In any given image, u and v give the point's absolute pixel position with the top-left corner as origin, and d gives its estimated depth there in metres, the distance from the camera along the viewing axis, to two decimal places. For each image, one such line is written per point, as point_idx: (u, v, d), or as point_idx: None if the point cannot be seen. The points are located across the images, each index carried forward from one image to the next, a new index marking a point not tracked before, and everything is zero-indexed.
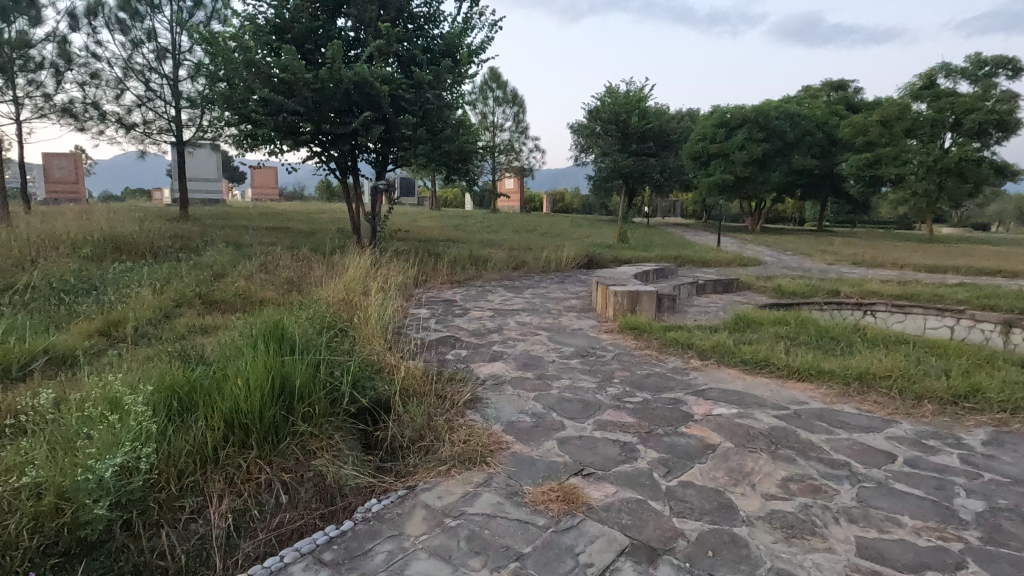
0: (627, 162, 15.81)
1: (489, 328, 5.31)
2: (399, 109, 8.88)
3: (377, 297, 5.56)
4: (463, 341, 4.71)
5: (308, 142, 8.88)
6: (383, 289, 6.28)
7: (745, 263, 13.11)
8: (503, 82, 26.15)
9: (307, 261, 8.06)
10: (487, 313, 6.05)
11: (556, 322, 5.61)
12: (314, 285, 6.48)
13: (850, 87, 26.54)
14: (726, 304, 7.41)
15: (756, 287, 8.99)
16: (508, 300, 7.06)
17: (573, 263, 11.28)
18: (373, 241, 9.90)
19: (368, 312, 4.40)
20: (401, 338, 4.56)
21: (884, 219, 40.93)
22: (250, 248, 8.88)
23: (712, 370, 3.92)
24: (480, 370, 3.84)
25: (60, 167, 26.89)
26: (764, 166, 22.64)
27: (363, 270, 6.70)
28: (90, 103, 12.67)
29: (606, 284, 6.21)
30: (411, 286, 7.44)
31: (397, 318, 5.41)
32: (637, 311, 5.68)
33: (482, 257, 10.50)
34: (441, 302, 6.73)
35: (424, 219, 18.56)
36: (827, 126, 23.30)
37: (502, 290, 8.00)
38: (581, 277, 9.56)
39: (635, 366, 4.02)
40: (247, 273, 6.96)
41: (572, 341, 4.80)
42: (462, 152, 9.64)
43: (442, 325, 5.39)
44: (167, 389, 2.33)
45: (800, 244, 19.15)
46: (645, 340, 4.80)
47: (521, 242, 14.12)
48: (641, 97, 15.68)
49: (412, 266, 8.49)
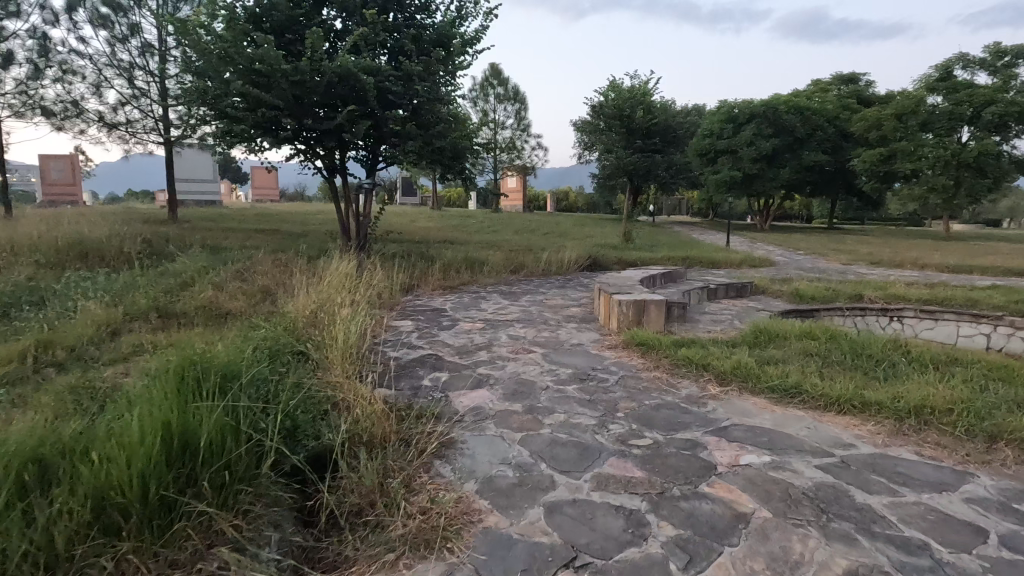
0: (631, 159, 15.23)
1: (477, 343, 4.74)
2: (387, 104, 8.30)
3: (354, 310, 4.99)
4: (445, 362, 4.13)
5: (291, 139, 8.27)
6: (365, 301, 5.70)
7: (757, 263, 12.49)
8: (505, 79, 25.56)
9: (288, 267, 7.49)
10: (478, 325, 5.47)
11: (554, 336, 5.03)
12: (289, 294, 5.90)
13: (861, 80, 25.78)
14: (741, 311, 6.80)
15: (771, 291, 8.36)
16: (503, 309, 6.48)
17: (576, 265, 10.68)
18: (363, 244, 9.32)
19: (334, 331, 3.84)
20: (374, 361, 3.99)
21: (893, 216, 40.15)
22: (229, 252, 8.32)
23: (734, 400, 3.33)
24: (459, 402, 3.25)
25: (56, 168, 26.53)
26: (773, 163, 21.99)
27: (344, 279, 6.13)
28: (70, 102, 12.14)
29: (610, 292, 5.62)
30: (398, 294, 6.87)
31: (375, 335, 4.83)
32: (644, 323, 5.09)
33: (479, 260, 9.92)
34: (429, 312, 6.15)
35: (422, 219, 18.03)
36: (838, 120, 22.60)
37: (497, 296, 7.42)
38: (583, 281, 8.97)
39: (642, 394, 3.42)
40: (219, 281, 6.42)
41: (571, 360, 4.21)
42: (456, 150, 9.05)
43: (425, 340, 4.82)
44: (20, 458, 1.75)
45: (811, 242, 18.49)
46: (654, 358, 4.22)
47: (521, 243, 13.55)
48: (646, 92, 15.07)
49: (401, 272, 7.91)
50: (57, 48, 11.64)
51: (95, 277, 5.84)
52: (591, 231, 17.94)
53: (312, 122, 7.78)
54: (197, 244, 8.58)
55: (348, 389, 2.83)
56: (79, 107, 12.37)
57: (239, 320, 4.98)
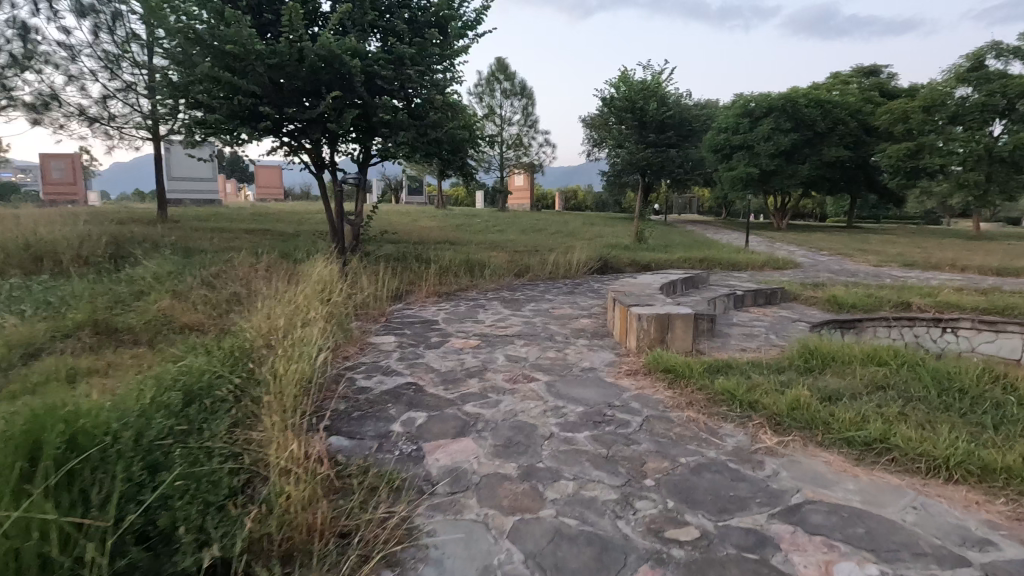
0: (644, 154, 14.37)
1: (468, 367, 3.92)
2: (377, 91, 7.55)
3: (323, 327, 4.25)
4: (426, 395, 3.33)
5: (273, 132, 7.54)
6: (343, 313, 4.95)
7: (780, 266, 11.62)
8: (511, 73, 24.71)
9: (266, 270, 6.76)
10: (472, 341, 4.67)
11: (560, 357, 4.22)
12: (257, 303, 5.14)
13: (883, 73, 24.69)
14: (775, 323, 5.95)
15: (804, 297, 7.49)
16: (503, 320, 5.66)
17: (586, 268, 9.86)
18: (355, 247, 8.62)
19: (287, 357, 3.10)
20: (337, 395, 3.22)
21: (911, 214, 39.01)
22: (205, 254, 7.61)
23: (801, 458, 2.50)
24: (434, 462, 2.44)
25: (56, 168, 26.06)
26: (791, 159, 21.04)
27: (320, 284, 5.39)
28: (50, 95, 11.42)
29: (626, 303, 4.79)
30: (385, 303, 6.09)
31: (347, 355, 4.07)
32: (667, 342, 4.28)
33: (480, 262, 9.14)
34: (417, 324, 5.35)
35: (425, 218, 17.27)
36: (861, 114, 21.54)
37: (498, 304, 6.63)
38: (593, 287, 8.17)
39: (678, 448, 2.60)
40: (183, 287, 5.70)
41: (582, 393, 3.39)
42: (455, 143, 8.29)
43: (406, 362, 4.03)
44: None
45: (833, 242, 17.59)
46: (684, 389, 3.41)
47: (527, 243, 12.75)
48: (660, 83, 14.17)
49: (392, 277, 7.16)
50: (35, 38, 10.94)
51: (36, 286, 5.14)
52: (602, 230, 17.12)
53: (294, 111, 7.05)
54: (173, 245, 7.90)
55: (277, 448, 2.09)
56: (60, 100, 11.66)
57: (189, 338, 4.24)
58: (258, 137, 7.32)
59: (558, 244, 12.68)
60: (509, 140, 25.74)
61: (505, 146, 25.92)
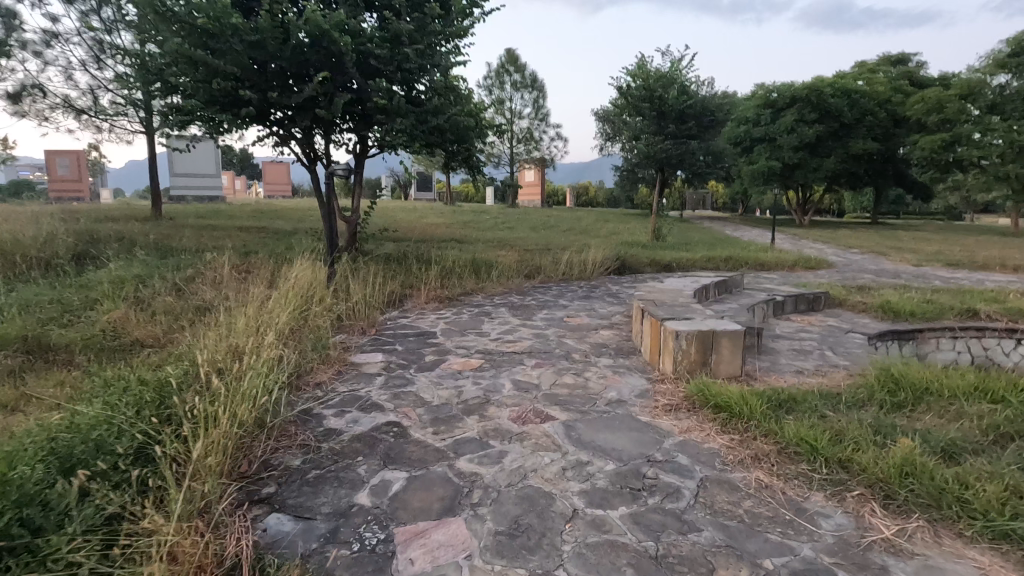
0: (663, 146, 13.49)
1: (466, 399, 3.17)
2: (372, 73, 6.83)
3: (291, 351, 3.56)
4: (408, 443, 2.56)
5: (257, 120, 6.83)
6: (321, 326, 4.25)
7: (812, 266, 10.74)
8: (522, 65, 23.86)
9: (248, 275, 6.10)
10: (473, 361, 3.91)
11: (579, 384, 3.44)
12: (227, 312, 4.43)
13: (911, 61, 23.50)
14: (826, 336, 5.14)
15: (851, 303, 6.65)
16: (511, 332, 4.89)
17: (602, 268, 9.10)
18: (351, 247, 8.02)
19: (223, 397, 2.40)
20: (290, 444, 2.51)
21: (935, 209, 37.74)
22: (186, 255, 6.97)
23: (942, 561, 1.73)
24: (407, 568, 1.68)
25: (62, 164, 25.60)
26: (816, 152, 20.02)
27: (298, 295, 4.69)
28: (33, 84, 10.78)
29: (657, 315, 4.02)
30: (377, 312, 5.36)
31: (317, 381, 3.35)
32: (711, 365, 3.51)
33: (486, 261, 8.42)
34: (411, 338, 4.59)
35: (433, 215, 16.56)
36: (890, 104, 20.42)
37: (506, 311, 5.88)
38: (612, 291, 7.39)
39: (759, 543, 1.82)
40: (147, 295, 5.03)
41: (611, 440, 2.61)
42: (459, 134, 7.55)
43: (391, 392, 3.28)
44: None
45: (863, 239, 16.62)
46: (743, 434, 2.64)
47: (538, 241, 11.97)
48: (679, 71, 13.31)
49: (388, 283, 6.45)
50: (16, 24, 10.29)
51: None
52: (617, 227, 16.27)
53: (277, 96, 6.35)
54: (152, 245, 7.27)
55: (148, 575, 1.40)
56: (44, 90, 11.01)
57: (135, 359, 3.54)
58: (240, 126, 6.64)
59: (572, 242, 11.93)
60: (519, 135, 24.95)
61: (516, 140, 25.13)
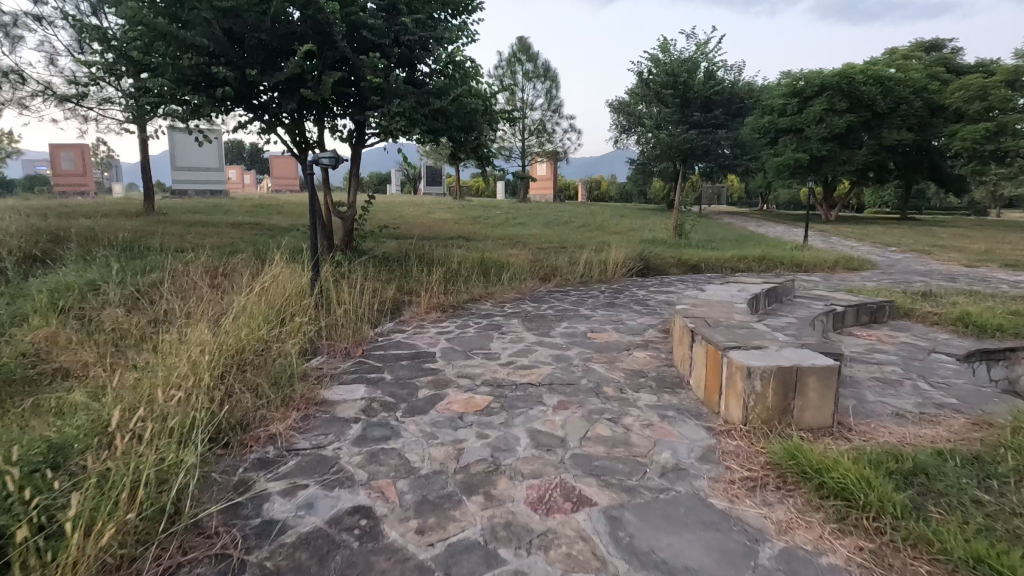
0: (687, 136, 12.54)
1: (468, 464, 2.32)
2: (366, 48, 6.03)
3: (241, 393, 2.77)
4: (375, 554, 1.72)
5: (238, 101, 6.05)
6: (293, 348, 3.47)
7: (855, 267, 9.77)
8: (535, 54, 22.89)
9: (221, 279, 5.33)
10: (478, 400, 3.06)
11: (618, 438, 2.58)
12: (177, 329, 3.63)
13: (946, 47, 22.18)
14: (907, 359, 4.23)
15: (919, 314, 5.72)
16: (526, 352, 4.03)
17: (624, 270, 8.22)
18: (349, 250, 7.32)
19: (90, 496, 1.60)
20: (201, 555, 1.68)
21: (960, 204, 36.36)
22: (158, 256, 6.23)
23: None
24: None
25: (66, 159, 25.05)
26: (845, 143, 18.92)
27: (268, 311, 3.91)
28: (10, 70, 9.99)
29: (713, 340, 3.14)
30: (366, 327, 4.54)
31: (270, 432, 2.55)
32: (794, 412, 2.65)
33: (496, 262, 7.59)
34: (404, 363, 3.76)
35: (440, 210, 15.77)
36: (926, 92, 19.15)
37: (520, 324, 5.04)
38: (639, 297, 6.51)
39: None
40: (95, 308, 4.25)
41: (678, 547, 1.76)
42: (466, 120, 6.73)
43: (368, 451, 2.45)
44: None
45: (899, 237, 15.57)
46: (877, 540, 1.78)
47: (552, 238, 11.11)
48: (704, 56, 12.37)
49: (384, 290, 5.65)
50: None
51: None
52: (634, 223, 15.33)
53: (256, 73, 5.54)
54: (125, 244, 6.55)
55: None
56: (22, 76, 10.23)
57: (37, 400, 2.75)
58: (216, 108, 5.85)
59: (590, 240, 11.07)
60: (531, 126, 24.05)
61: (528, 132, 24.24)
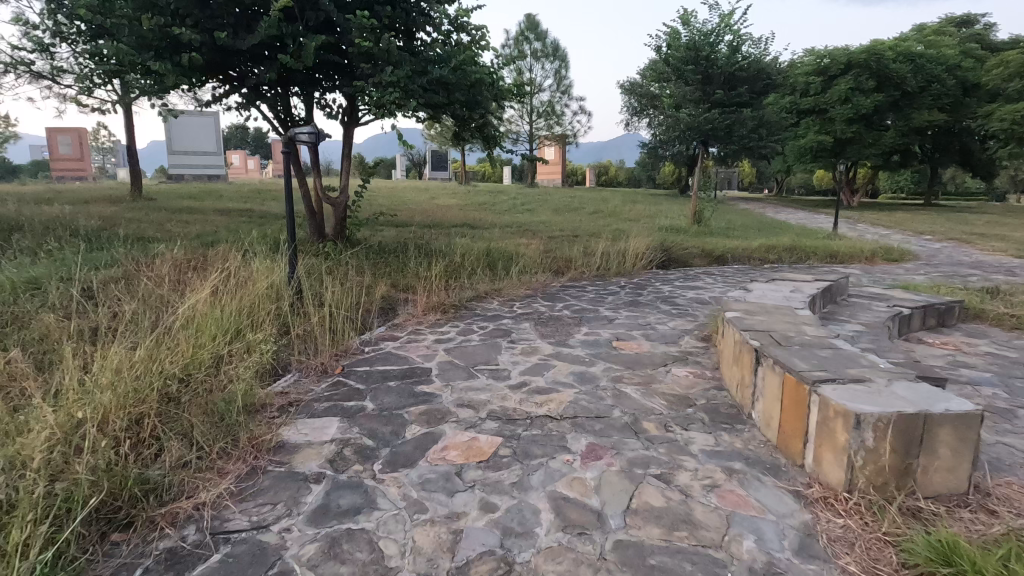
0: (708, 116, 11.67)
1: (466, 564, 1.61)
2: (354, 7, 5.29)
3: (165, 439, 2.08)
4: None
5: (210, 69, 5.30)
6: (251, 369, 2.77)
7: (895, 258, 8.95)
8: (544, 32, 21.89)
9: (190, 274, 4.63)
10: (483, 445, 2.35)
11: (677, 515, 1.86)
12: (112, 344, 2.94)
13: (979, 23, 20.99)
14: (1006, 377, 3.47)
15: (994, 316, 4.94)
16: (541, 371, 3.30)
17: (644, 261, 7.46)
18: (338, 238, 6.69)
19: None
20: None
21: (979, 190, 35.25)
22: (125, 247, 5.58)
23: None
24: None
25: (64, 143, 24.32)
26: (871, 125, 17.93)
27: (224, 326, 3.20)
28: None
29: (785, 367, 2.39)
30: (349, 336, 3.84)
31: (196, 500, 1.85)
32: (919, 474, 1.91)
33: (503, 253, 6.86)
34: (392, 385, 3.05)
35: (445, 196, 15.03)
36: (959, 69, 18.07)
37: (533, 328, 4.30)
38: (665, 295, 5.77)
39: None
40: (28, 312, 3.57)
41: None
42: (469, 94, 5.99)
43: (326, 535, 1.73)
44: None
45: (931, 224, 14.68)
46: None
47: (564, 226, 10.35)
48: (727, 29, 11.46)
49: (375, 288, 4.96)
50: None
51: None
52: (649, 209, 14.53)
53: (225, 36, 4.79)
54: (90, 235, 5.89)
55: None
56: None
57: None
58: (184, 77, 5.11)
59: (604, 227, 10.31)
60: (540, 108, 23.18)
61: (536, 114, 23.32)
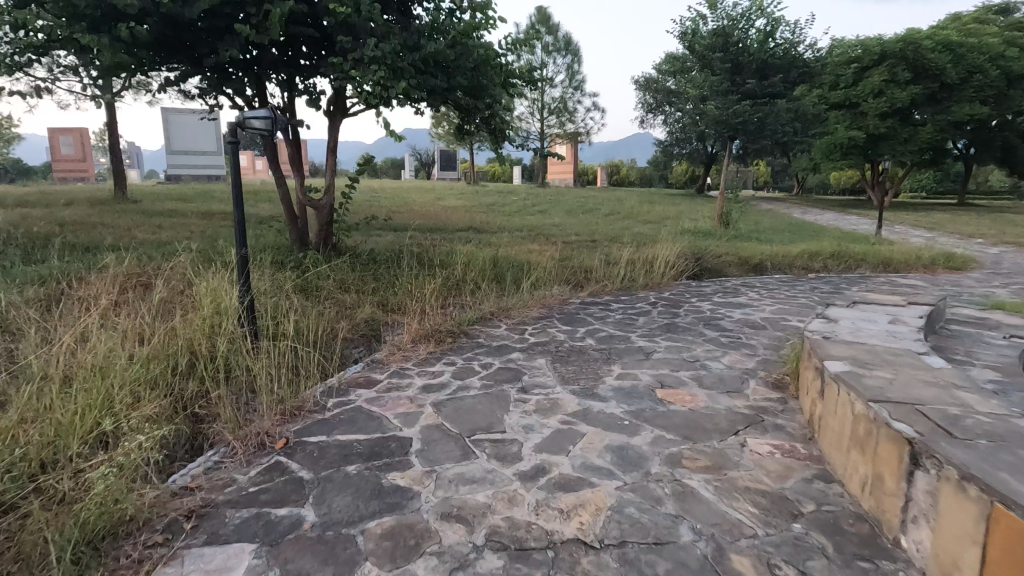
0: (738, 108, 10.63)
1: None
2: None
3: None
4: None
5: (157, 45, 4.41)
6: (133, 460, 1.87)
7: (957, 266, 7.88)
8: (555, 25, 20.89)
9: (128, 293, 3.74)
10: None
11: None
12: None
13: (1019, 11, 19.73)
14: None
15: None
16: (565, 444, 2.35)
17: (674, 271, 6.48)
18: (322, 246, 5.80)
19: None
20: None
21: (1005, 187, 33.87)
22: (67, 257, 4.75)
23: None
24: None
25: (65, 142, 23.61)
26: (905, 118, 16.75)
27: (124, 384, 2.33)
28: None
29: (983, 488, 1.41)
30: (308, 384, 2.91)
31: None
32: None
33: (511, 261, 5.91)
34: (351, 473, 2.10)
35: (451, 197, 14.11)
36: (1003, 59, 16.85)
37: (546, 368, 3.34)
38: (705, 315, 4.79)
39: None
40: None
41: None
42: (473, 77, 5.06)
43: None
44: None
45: (977, 225, 13.54)
46: None
47: (579, 230, 9.40)
48: (759, 12, 10.45)
49: (355, 314, 4.03)
50: None
51: None
52: (668, 210, 13.52)
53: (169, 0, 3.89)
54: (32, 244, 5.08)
55: None
56: None
57: None
58: (126, 52, 4.22)
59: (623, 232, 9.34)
60: (551, 105, 22.20)
61: (547, 111, 22.36)
